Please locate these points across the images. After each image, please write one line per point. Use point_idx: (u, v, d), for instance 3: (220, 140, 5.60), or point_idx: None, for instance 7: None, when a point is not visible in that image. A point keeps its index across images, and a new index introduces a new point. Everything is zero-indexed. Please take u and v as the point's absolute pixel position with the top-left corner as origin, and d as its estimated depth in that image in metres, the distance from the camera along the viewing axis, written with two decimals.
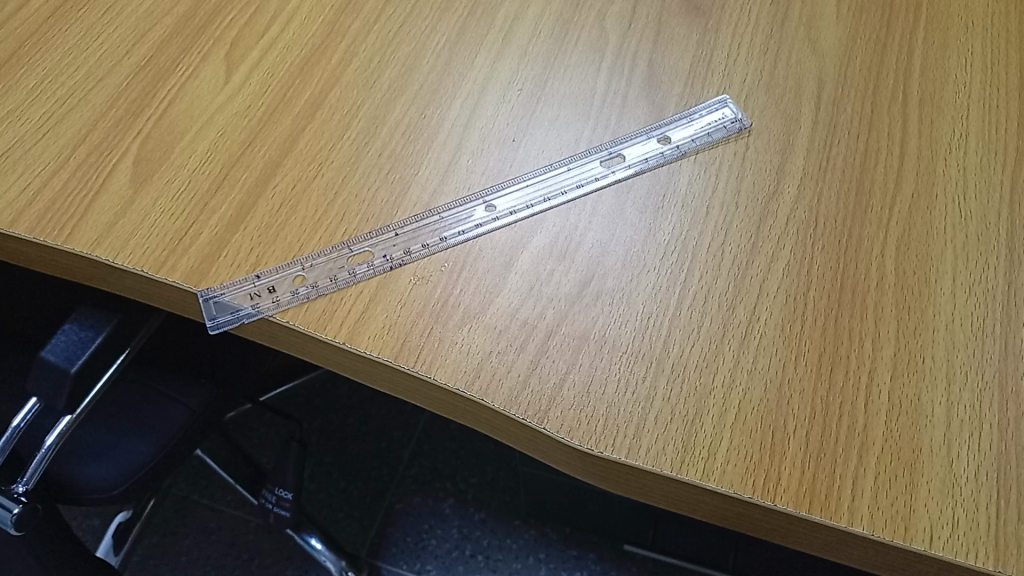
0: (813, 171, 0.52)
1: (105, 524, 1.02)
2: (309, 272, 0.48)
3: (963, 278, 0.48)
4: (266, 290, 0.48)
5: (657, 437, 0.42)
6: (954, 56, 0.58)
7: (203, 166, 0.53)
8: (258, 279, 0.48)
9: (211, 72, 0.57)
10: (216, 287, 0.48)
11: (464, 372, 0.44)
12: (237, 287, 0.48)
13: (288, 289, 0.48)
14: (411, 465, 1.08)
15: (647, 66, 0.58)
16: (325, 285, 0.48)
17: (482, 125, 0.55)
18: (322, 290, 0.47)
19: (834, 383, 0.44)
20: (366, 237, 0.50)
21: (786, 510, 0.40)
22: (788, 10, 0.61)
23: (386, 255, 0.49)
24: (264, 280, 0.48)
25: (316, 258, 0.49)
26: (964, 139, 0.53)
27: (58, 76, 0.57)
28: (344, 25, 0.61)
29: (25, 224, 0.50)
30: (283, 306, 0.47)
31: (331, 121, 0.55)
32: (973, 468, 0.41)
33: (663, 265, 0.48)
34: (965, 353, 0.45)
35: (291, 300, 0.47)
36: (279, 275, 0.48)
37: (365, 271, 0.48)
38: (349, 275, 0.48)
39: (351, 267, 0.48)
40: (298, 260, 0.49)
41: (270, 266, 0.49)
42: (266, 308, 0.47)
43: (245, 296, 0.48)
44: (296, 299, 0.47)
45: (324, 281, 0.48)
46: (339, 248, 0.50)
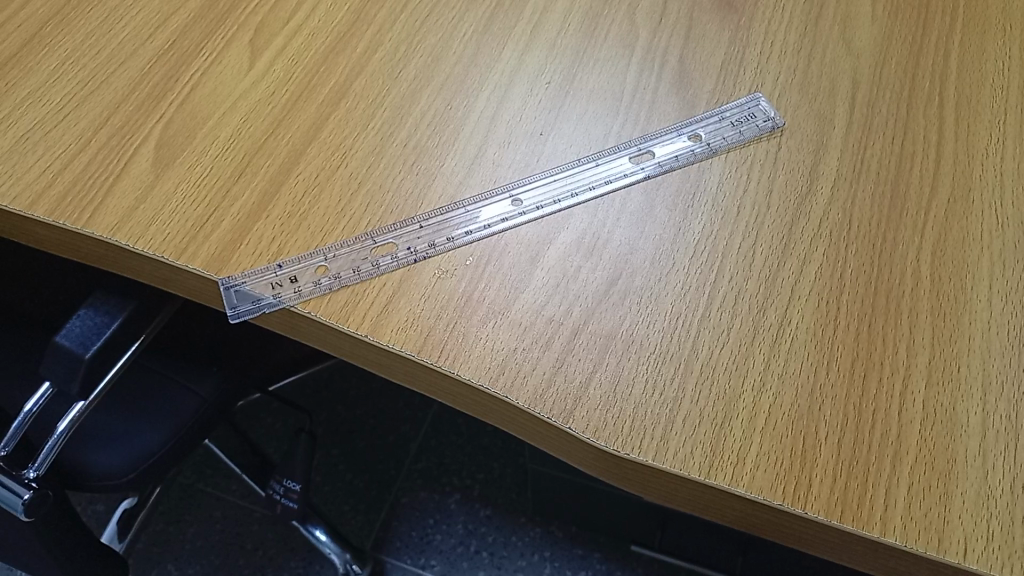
0: (846, 172, 0.51)
1: (110, 511, 1.02)
2: (331, 262, 0.48)
3: (999, 285, 0.47)
4: (287, 280, 0.47)
5: (685, 441, 0.41)
6: (992, 59, 0.57)
7: (225, 152, 0.52)
8: (279, 268, 0.48)
9: (235, 58, 0.57)
10: (238, 275, 0.47)
11: (489, 368, 0.44)
12: (258, 276, 0.47)
13: (309, 280, 0.47)
14: (419, 459, 1.07)
15: (678, 62, 0.57)
16: (348, 276, 0.47)
17: (510, 118, 0.54)
18: (345, 281, 0.47)
19: (867, 390, 0.43)
20: (390, 228, 0.49)
21: (816, 518, 0.39)
22: (823, 8, 0.60)
23: (410, 248, 0.48)
24: (286, 269, 0.47)
25: (339, 248, 0.48)
26: (1001, 144, 0.52)
27: (80, 57, 0.56)
28: (370, 13, 0.60)
29: (44, 206, 0.49)
30: (305, 297, 0.46)
31: (356, 110, 0.54)
32: (1009, 481, 0.40)
33: (692, 265, 0.47)
34: (1002, 362, 0.44)
35: (313, 291, 0.46)
36: (301, 265, 0.48)
37: (388, 263, 0.47)
38: (373, 266, 0.47)
39: (374, 259, 0.48)
40: (321, 250, 0.48)
41: (293, 256, 0.48)
42: (287, 299, 0.46)
43: (266, 285, 0.47)
44: (319, 290, 0.46)
45: (346, 272, 0.47)
46: (363, 239, 0.49)
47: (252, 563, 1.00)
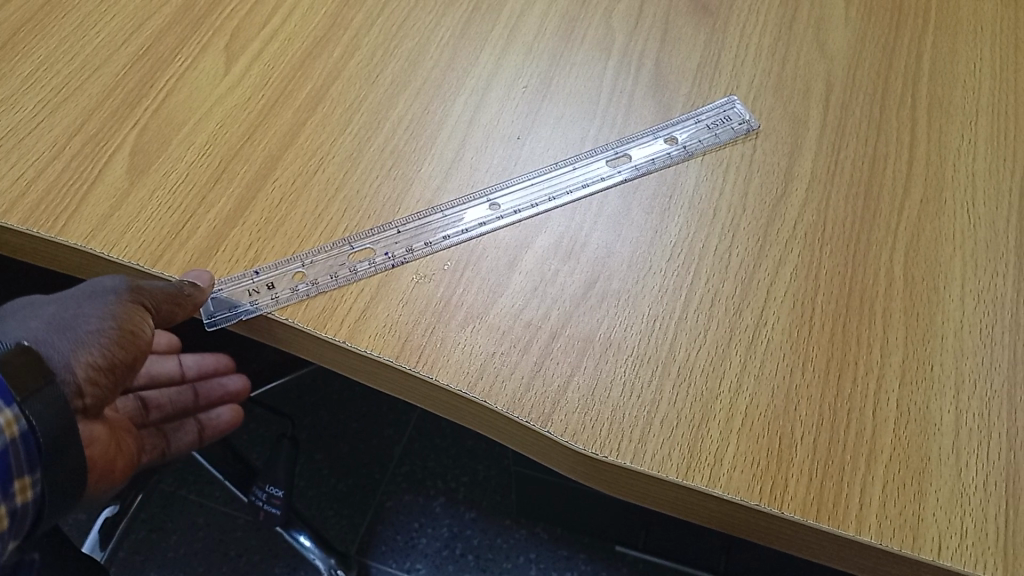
0: (821, 174, 0.52)
1: (91, 519, 1.01)
2: (309, 267, 0.48)
3: (971, 285, 0.47)
4: (264, 287, 0.47)
5: (663, 443, 0.42)
6: (963, 61, 0.58)
7: (201, 158, 0.51)
8: (257, 275, 0.48)
9: (210, 64, 0.56)
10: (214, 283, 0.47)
11: (467, 373, 0.44)
12: (235, 282, 0.47)
13: (287, 286, 0.47)
14: (403, 463, 1.07)
15: (654, 65, 0.58)
16: (326, 282, 0.47)
17: (487, 121, 0.55)
18: (322, 287, 0.47)
19: (842, 389, 0.43)
20: (368, 234, 0.49)
21: (793, 518, 0.40)
22: (797, 11, 0.60)
23: (388, 253, 0.48)
24: (264, 276, 0.47)
25: (316, 254, 0.48)
26: (972, 145, 0.53)
27: (54, 64, 0.56)
28: (346, 17, 0.59)
29: (18, 214, 0.49)
30: (282, 303, 0.46)
31: (333, 115, 0.54)
32: (982, 478, 0.41)
33: (669, 267, 0.48)
34: (974, 361, 0.44)
35: (290, 297, 0.46)
36: (277, 271, 0.48)
37: (366, 268, 0.47)
38: (350, 272, 0.47)
39: (352, 264, 0.48)
40: (298, 257, 0.48)
41: (270, 262, 0.48)
42: (264, 305, 0.46)
43: (243, 292, 0.47)
44: (296, 296, 0.46)
45: (323, 278, 0.47)
46: (340, 244, 0.49)
47: (236, 569, 0.99)
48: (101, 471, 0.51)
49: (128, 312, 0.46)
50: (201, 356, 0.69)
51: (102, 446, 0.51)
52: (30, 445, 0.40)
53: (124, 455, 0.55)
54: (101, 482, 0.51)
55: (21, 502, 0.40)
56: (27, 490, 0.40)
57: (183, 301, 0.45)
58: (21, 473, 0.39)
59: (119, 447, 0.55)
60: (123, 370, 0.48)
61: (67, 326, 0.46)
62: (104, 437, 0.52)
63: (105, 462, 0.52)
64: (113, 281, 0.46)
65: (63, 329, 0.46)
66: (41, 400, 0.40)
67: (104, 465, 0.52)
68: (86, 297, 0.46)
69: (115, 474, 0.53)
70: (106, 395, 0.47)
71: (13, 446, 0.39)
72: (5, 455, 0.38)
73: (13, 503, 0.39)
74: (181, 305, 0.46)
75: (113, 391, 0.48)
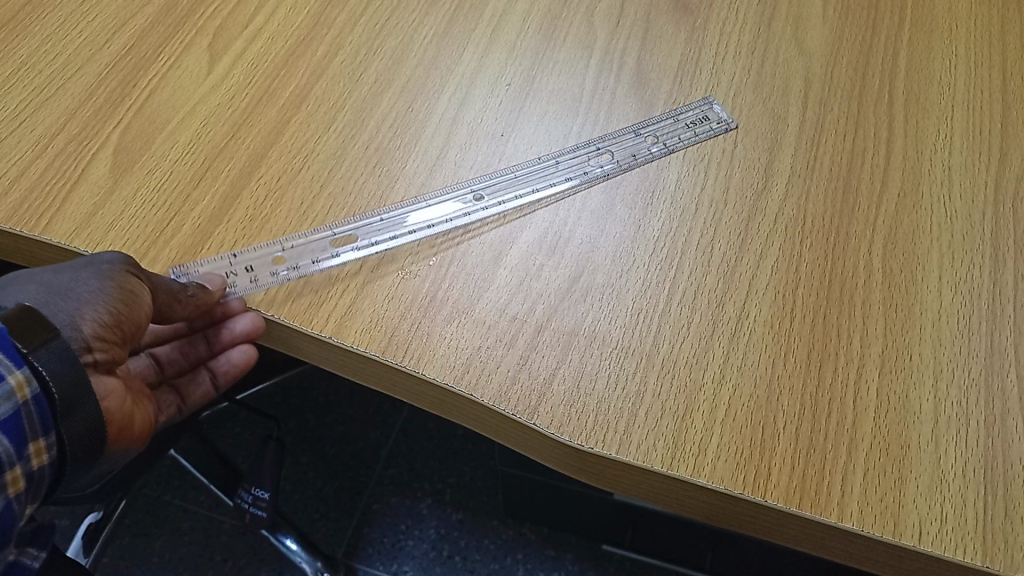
0: (800, 169, 0.52)
1: (74, 525, 1.00)
2: (289, 252, 0.48)
3: (948, 276, 0.48)
4: (242, 269, 0.48)
5: (648, 433, 0.42)
6: (939, 58, 0.58)
7: (184, 157, 0.52)
8: (234, 257, 0.48)
9: (193, 63, 0.56)
10: (190, 264, 0.48)
11: (453, 367, 0.44)
12: (213, 263, 0.48)
13: (267, 271, 0.47)
14: (389, 465, 1.07)
15: (636, 63, 0.58)
16: (308, 266, 0.47)
17: (471, 119, 0.55)
18: (304, 272, 0.47)
19: (823, 379, 0.44)
20: (350, 222, 0.50)
21: (776, 506, 0.40)
22: (775, 10, 0.61)
23: (372, 241, 0.49)
24: (242, 258, 0.48)
25: (297, 238, 0.49)
26: (948, 140, 0.54)
27: (35, 63, 0.55)
28: (329, 17, 0.59)
29: (0, 213, 0.49)
30: (262, 285, 0.47)
31: (317, 114, 0.54)
32: (961, 464, 0.41)
33: (652, 261, 0.48)
34: (952, 350, 0.45)
35: (269, 280, 0.47)
36: (257, 255, 0.48)
37: (349, 254, 0.48)
38: (334, 257, 0.48)
39: (334, 251, 0.48)
40: (279, 241, 0.49)
41: (248, 245, 0.49)
42: (243, 288, 0.47)
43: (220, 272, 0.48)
44: (276, 279, 0.47)
45: (305, 263, 0.47)
46: (323, 231, 0.49)
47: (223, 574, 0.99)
48: (121, 426, 0.49)
49: (128, 283, 0.44)
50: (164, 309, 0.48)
51: (118, 401, 0.49)
52: (43, 408, 0.40)
53: (140, 413, 0.52)
54: (119, 440, 0.49)
55: (37, 465, 0.41)
56: (42, 453, 0.41)
57: (184, 301, 0.47)
58: (36, 436, 0.40)
59: (135, 404, 0.51)
60: (128, 330, 0.46)
61: (65, 290, 0.44)
62: (120, 393, 0.49)
63: (123, 417, 0.49)
64: (110, 254, 0.45)
65: (61, 292, 0.44)
66: (50, 350, 0.40)
67: (122, 421, 0.49)
68: (81, 266, 0.44)
69: (132, 434, 0.50)
70: (116, 353, 0.46)
71: (25, 408, 0.39)
72: (16, 418, 0.39)
73: (28, 466, 0.40)
74: (180, 303, 0.47)
75: (121, 347, 0.47)
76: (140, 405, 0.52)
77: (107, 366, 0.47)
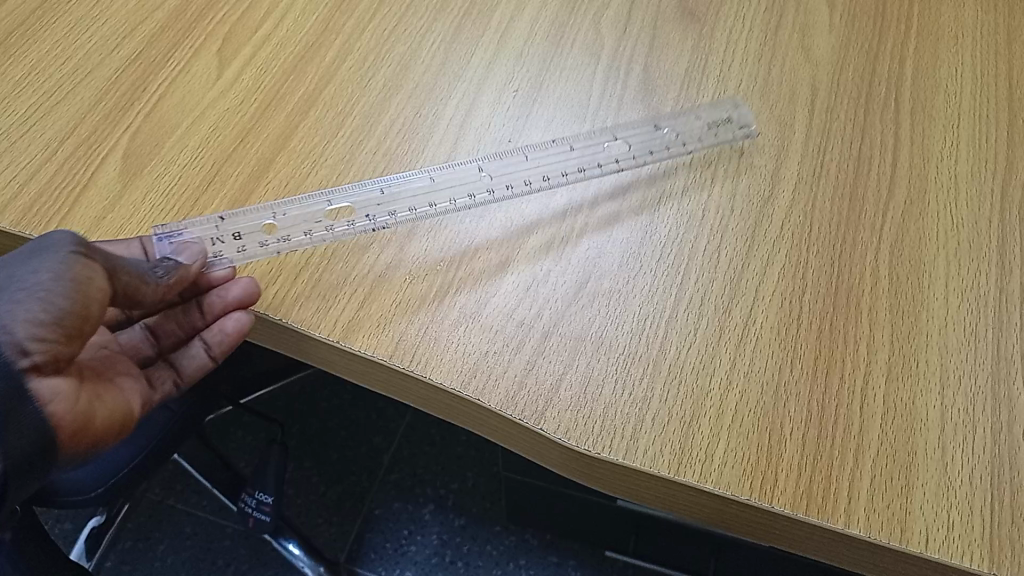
0: (807, 176, 0.53)
1: (77, 528, 1.00)
2: (280, 222, 0.50)
3: (955, 284, 0.48)
4: (230, 237, 0.49)
5: (654, 439, 0.42)
6: (945, 66, 0.59)
7: (193, 161, 0.52)
8: (221, 222, 0.50)
9: (203, 67, 0.57)
10: (173, 225, 0.49)
11: (460, 372, 0.44)
12: (200, 227, 0.49)
13: (256, 241, 0.49)
14: (392, 470, 1.07)
15: (643, 69, 0.58)
16: (300, 241, 0.48)
17: (478, 125, 0.55)
18: (295, 245, 0.48)
19: (830, 386, 0.44)
20: (347, 193, 0.51)
21: (782, 512, 0.40)
22: (782, 17, 0.61)
23: (369, 217, 0.50)
24: (229, 225, 0.50)
25: (289, 207, 0.50)
26: (954, 148, 0.54)
27: (46, 67, 0.56)
28: (338, 22, 0.60)
29: (11, 216, 0.49)
30: (248, 256, 0.48)
31: (325, 118, 0.54)
32: (967, 471, 0.42)
33: (659, 266, 0.48)
34: (959, 358, 0.45)
35: (257, 251, 0.49)
36: (247, 223, 0.50)
37: (343, 229, 0.49)
38: (327, 231, 0.49)
39: (329, 224, 0.49)
40: (270, 209, 0.50)
41: (235, 211, 0.50)
42: (230, 258, 0.49)
43: (207, 237, 0.49)
44: (263, 250, 0.49)
45: (297, 235, 0.49)
46: (319, 201, 0.51)
47: None
48: (77, 427, 0.44)
49: (72, 266, 0.42)
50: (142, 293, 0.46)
51: (68, 405, 0.43)
52: None
53: (104, 407, 0.47)
54: (76, 444, 0.44)
55: None
56: None
57: (152, 282, 0.46)
58: None
59: (93, 401, 0.46)
60: (78, 322, 0.43)
61: (4, 287, 0.41)
62: (71, 392, 0.44)
63: (77, 419, 0.44)
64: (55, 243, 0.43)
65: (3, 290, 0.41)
66: None
67: (76, 422, 0.44)
68: (22, 259, 0.42)
69: (94, 434, 0.45)
70: (60, 351, 0.42)
71: None
72: None
73: None
74: (148, 284, 0.46)
75: (66, 344, 0.42)
76: (106, 397, 0.47)
77: (50, 364, 0.42)
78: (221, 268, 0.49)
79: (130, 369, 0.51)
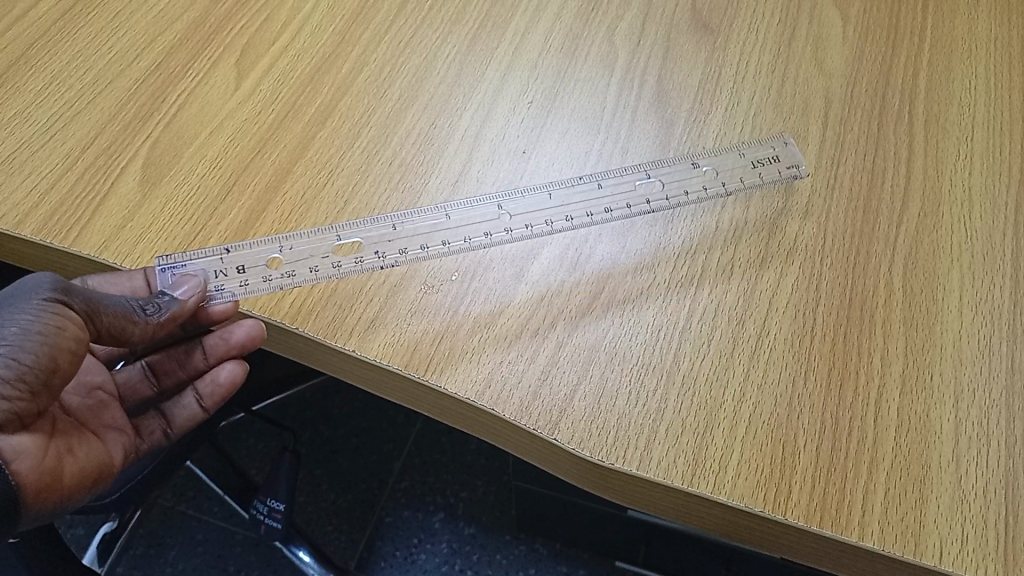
0: (820, 188, 0.53)
1: (89, 533, 1.01)
2: (286, 256, 0.49)
3: (969, 297, 0.48)
4: (234, 270, 0.49)
5: (668, 450, 0.42)
6: (959, 78, 0.59)
7: (211, 171, 0.52)
8: (227, 254, 0.50)
9: (221, 78, 0.57)
10: (176, 256, 0.49)
11: (475, 382, 0.44)
12: (204, 259, 0.49)
13: (259, 275, 0.49)
14: (403, 478, 1.07)
15: (656, 80, 0.59)
16: (303, 277, 0.48)
17: (493, 136, 0.56)
18: (298, 282, 0.48)
19: (843, 399, 0.44)
20: (358, 227, 0.51)
21: (796, 524, 0.40)
22: (796, 30, 0.62)
23: (378, 253, 0.49)
24: (233, 257, 0.50)
25: (297, 243, 0.50)
26: (968, 160, 0.54)
27: (66, 78, 0.57)
28: (355, 34, 0.60)
29: (32, 225, 0.50)
30: (250, 292, 0.49)
31: (341, 129, 0.55)
32: (981, 485, 0.42)
33: (672, 278, 0.49)
34: (973, 371, 0.45)
35: (259, 287, 0.49)
36: (252, 256, 0.50)
37: (351, 268, 0.49)
38: (335, 267, 0.48)
39: (336, 261, 0.49)
40: (278, 242, 0.50)
41: (241, 243, 0.50)
42: (232, 291, 0.49)
43: (210, 268, 0.49)
44: (265, 286, 0.48)
45: (301, 271, 0.48)
46: (328, 235, 0.50)
47: None
48: (42, 484, 0.44)
49: (38, 316, 0.42)
50: (128, 327, 0.46)
51: (34, 462, 0.43)
52: None
53: (74, 462, 0.47)
54: (42, 500, 0.44)
55: None
56: None
57: (141, 320, 0.47)
58: None
59: (61, 457, 0.46)
60: (51, 371, 0.43)
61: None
62: (37, 449, 0.44)
63: (44, 475, 0.44)
64: (33, 286, 0.44)
65: None
66: None
67: (43, 480, 0.44)
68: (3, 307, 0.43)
69: (62, 490, 0.45)
70: (23, 406, 0.42)
71: None
72: None
73: None
74: (135, 322, 0.47)
75: (31, 399, 0.42)
76: (79, 450, 0.48)
77: (15, 421, 0.42)
78: (221, 302, 0.49)
79: (116, 419, 0.53)
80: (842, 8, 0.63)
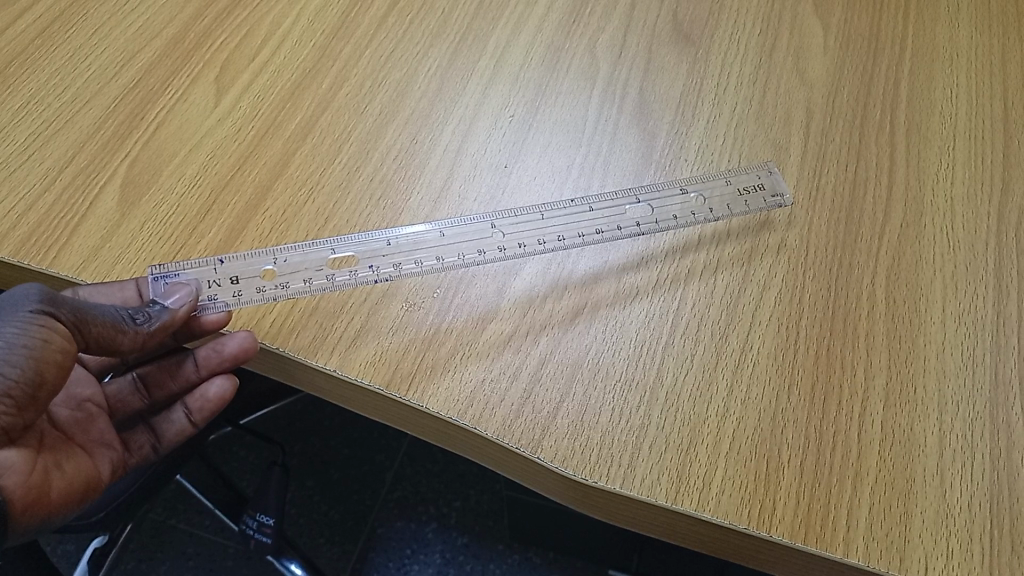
0: (802, 200, 0.53)
1: (79, 549, 1.00)
2: (280, 268, 0.49)
3: (952, 308, 0.48)
4: (227, 280, 0.49)
5: (652, 467, 0.42)
6: (940, 87, 0.59)
7: (191, 190, 0.52)
8: (221, 263, 0.49)
9: (200, 96, 0.57)
10: (170, 265, 0.49)
11: (457, 401, 0.44)
12: (198, 268, 0.49)
13: (252, 286, 0.48)
14: (395, 489, 1.07)
15: (638, 92, 0.59)
16: (298, 288, 0.48)
17: (475, 150, 0.55)
18: (292, 292, 0.48)
19: (827, 412, 0.44)
20: (352, 241, 0.51)
21: (781, 541, 0.40)
22: (777, 40, 0.62)
23: (372, 267, 0.49)
24: (228, 267, 0.49)
25: (292, 254, 0.50)
26: (951, 170, 0.54)
27: (45, 96, 0.56)
28: (335, 49, 0.60)
29: (9, 246, 0.49)
30: (243, 302, 0.48)
31: (322, 146, 0.55)
32: (966, 498, 0.41)
33: (655, 293, 0.48)
34: (956, 382, 0.45)
35: (252, 297, 0.48)
36: (246, 268, 0.49)
37: (344, 280, 0.48)
38: (327, 281, 0.48)
39: (329, 273, 0.48)
40: (272, 254, 0.50)
41: (236, 253, 0.50)
42: (225, 300, 0.48)
43: (203, 277, 0.49)
44: (259, 298, 0.48)
45: (295, 282, 0.48)
46: (324, 248, 0.50)
47: None
48: (30, 499, 0.43)
49: (24, 329, 0.41)
50: (116, 336, 0.44)
51: (21, 476, 0.43)
52: None
53: (62, 476, 0.47)
54: (30, 514, 0.43)
55: None
56: None
57: (130, 329, 0.45)
58: None
59: (49, 471, 0.46)
60: (36, 387, 0.42)
61: None
62: (24, 463, 0.44)
63: (32, 490, 0.44)
64: (22, 296, 0.42)
65: None
66: None
67: (31, 494, 0.43)
68: None
69: (51, 503, 0.45)
70: (9, 421, 0.42)
71: None
72: None
73: None
74: (124, 332, 0.45)
75: (17, 413, 0.42)
76: (67, 464, 0.48)
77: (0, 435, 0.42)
78: (213, 311, 0.48)
79: (104, 433, 0.52)
80: (823, 18, 0.63)
